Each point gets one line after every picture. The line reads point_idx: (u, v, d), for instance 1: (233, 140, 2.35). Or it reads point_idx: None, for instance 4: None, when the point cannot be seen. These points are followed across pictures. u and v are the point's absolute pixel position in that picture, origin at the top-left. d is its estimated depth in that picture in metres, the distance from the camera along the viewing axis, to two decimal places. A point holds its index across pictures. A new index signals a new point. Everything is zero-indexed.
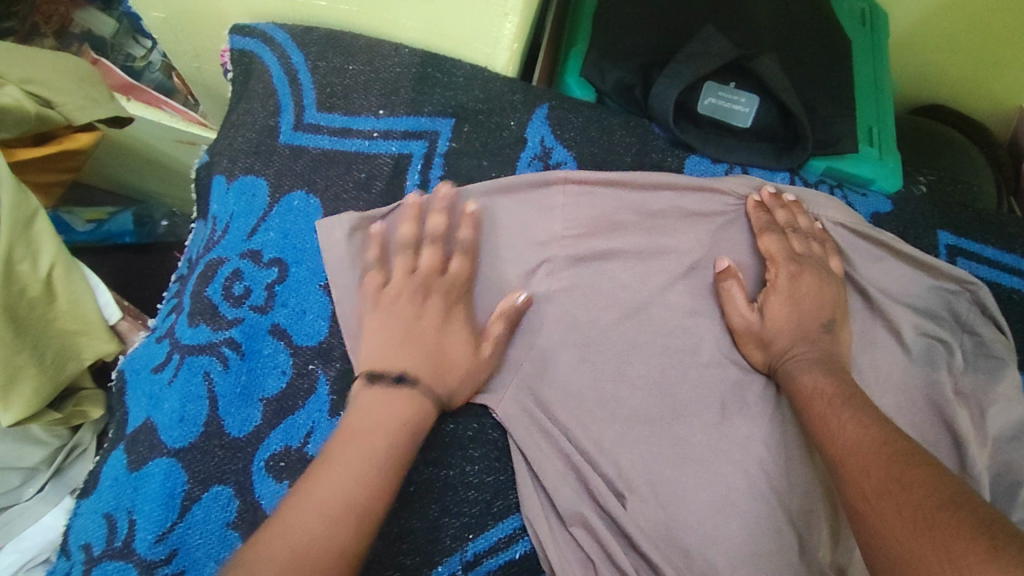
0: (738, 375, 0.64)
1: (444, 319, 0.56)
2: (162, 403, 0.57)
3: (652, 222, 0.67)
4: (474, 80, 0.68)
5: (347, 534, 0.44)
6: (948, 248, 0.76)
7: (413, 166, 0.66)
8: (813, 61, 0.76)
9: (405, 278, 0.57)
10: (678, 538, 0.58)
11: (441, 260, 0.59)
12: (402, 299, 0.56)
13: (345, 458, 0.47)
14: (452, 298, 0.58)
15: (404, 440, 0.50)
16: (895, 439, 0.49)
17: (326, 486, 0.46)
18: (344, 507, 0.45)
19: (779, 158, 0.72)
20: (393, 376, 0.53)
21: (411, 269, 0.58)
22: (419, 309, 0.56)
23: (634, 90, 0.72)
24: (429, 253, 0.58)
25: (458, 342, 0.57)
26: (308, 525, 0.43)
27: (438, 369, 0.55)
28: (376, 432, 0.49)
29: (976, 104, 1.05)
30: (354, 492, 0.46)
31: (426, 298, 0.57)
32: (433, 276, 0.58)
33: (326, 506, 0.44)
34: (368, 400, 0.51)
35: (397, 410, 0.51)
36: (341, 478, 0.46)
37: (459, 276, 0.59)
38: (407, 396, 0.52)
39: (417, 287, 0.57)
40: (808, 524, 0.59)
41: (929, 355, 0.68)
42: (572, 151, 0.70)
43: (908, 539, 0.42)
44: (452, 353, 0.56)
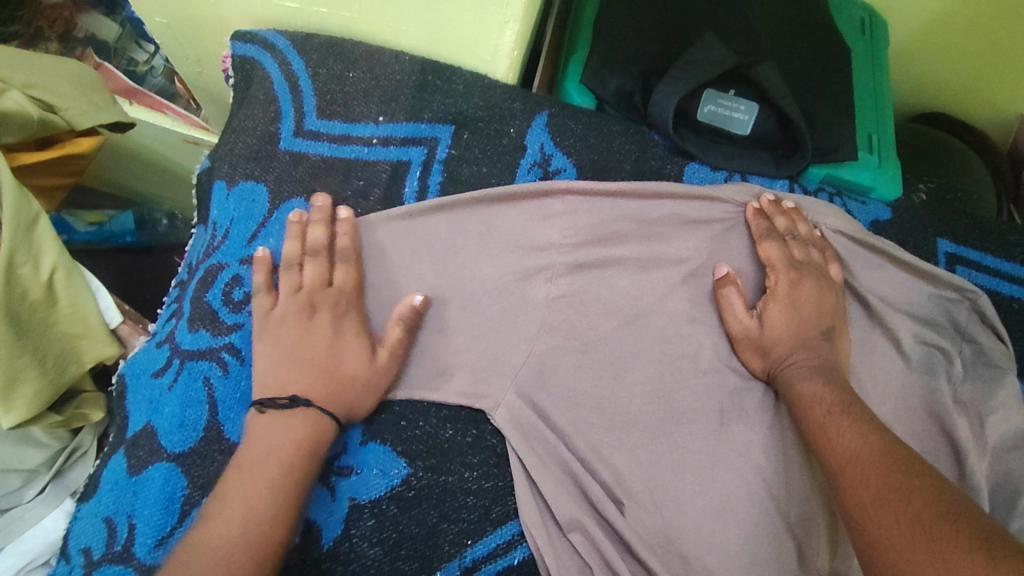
0: (737, 382, 0.64)
1: (335, 336, 0.57)
2: (162, 408, 0.57)
3: (651, 230, 0.67)
4: (474, 88, 0.68)
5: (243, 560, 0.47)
6: (948, 256, 0.76)
7: (412, 172, 0.67)
8: (812, 69, 0.77)
9: (291, 297, 0.58)
10: (676, 544, 0.58)
11: (325, 274, 0.60)
12: (289, 321, 0.57)
13: (240, 488, 0.50)
14: (342, 307, 0.59)
15: (297, 455, 0.53)
16: (894, 449, 0.49)
17: (224, 520, 0.49)
18: (243, 534, 0.48)
19: (779, 166, 0.72)
20: (285, 400, 0.54)
21: (296, 287, 0.59)
22: (306, 328, 0.57)
23: (634, 97, 0.72)
24: (316, 268, 0.59)
25: (351, 354, 0.57)
26: (208, 556, 0.47)
27: (333, 384, 0.56)
28: (270, 459, 0.52)
29: (976, 112, 1.05)
30: (255, 522, 0.49)
31: (313, 314, 0.58)
32: (318, 291, 0.59)
33: (223, 540, 0.48)
34: (263, 426, 0.54)
35: (292, 433, 0.53)
36: (236, 510, 0.49)
37: (344, 287, 0.60)
38: (302, 416, 0.54)
39: (301, 306, 0.58)
40: (806, 530, 0.60)
41: (928, 362, 0.68)
42: (572, 158, 0.70)
43: (906, 550, 0.42)
44: (342, 367, 0.57)
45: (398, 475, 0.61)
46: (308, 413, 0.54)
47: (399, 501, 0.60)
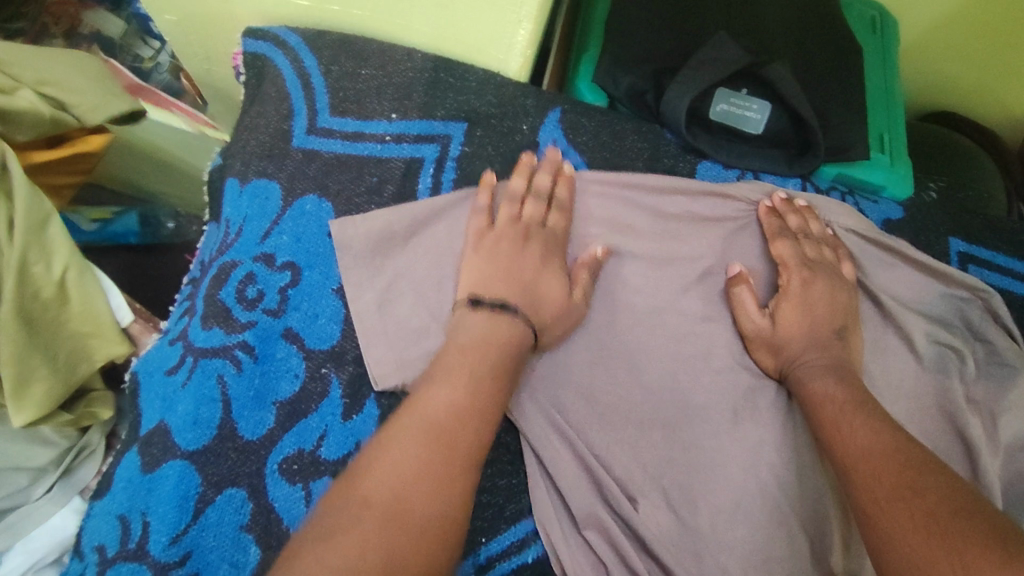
0: (750, 380, 0.64)
1: (544, 268, 0.59)
2: (176, 406, 0.57)
3: (665, 228, 0.67)
4: (487, 85, 0.68)
5: (470, 425, 0.48)
6: (960, 255, 0.76)
7: (425, 170, 0.66)
8: (823, 67, 0.76)
9: (510, 224, 0.60)
10: (690, 542, 0.58)
11: (542, 213, 0.62)
12: (504, 242, 0.59)
13: (463, 363, 0.52)
14: (550, 247, 0.61)
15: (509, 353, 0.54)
16: (908, 448, 0.49)
17: (447, 386, 0.50)
18: (467, 401, 0.49)
19: (791, 165, 0.72)
20: (496, 302, 0.56)
21: (515, 216, 0.61)
22: (521, 251, 0.59)
23: (646, 96, 0.72)
24: (538, 207, 0.62)
25: (553, 285, 0.59)
26: (434, 416, 0.48)
27: (535, 304, 0.57)
28: (485, 342, 0.54)
29: (985, 109, 1.05)
30: (477, 397, 0.50)
31: (527, 241, 0.59)
32: (534, 224, 0.61)
33: (448, 403, 0.49)
34: (473, 321, 0.55)
35: (498, 330, 0.55)
36: (458, 378, 0.50)
37: (556, 229, 0.62)
38: (509, 319, 0.55)
39: (519, 232, 0.60)
40: (821, 530, 0.59)
41: (941, 361, 0.68)
42: (584, 155, 0.70)
43: (919, 543, 0.42)
44: (545, 296, 0.58)
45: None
46: (513, 319, 0.55)
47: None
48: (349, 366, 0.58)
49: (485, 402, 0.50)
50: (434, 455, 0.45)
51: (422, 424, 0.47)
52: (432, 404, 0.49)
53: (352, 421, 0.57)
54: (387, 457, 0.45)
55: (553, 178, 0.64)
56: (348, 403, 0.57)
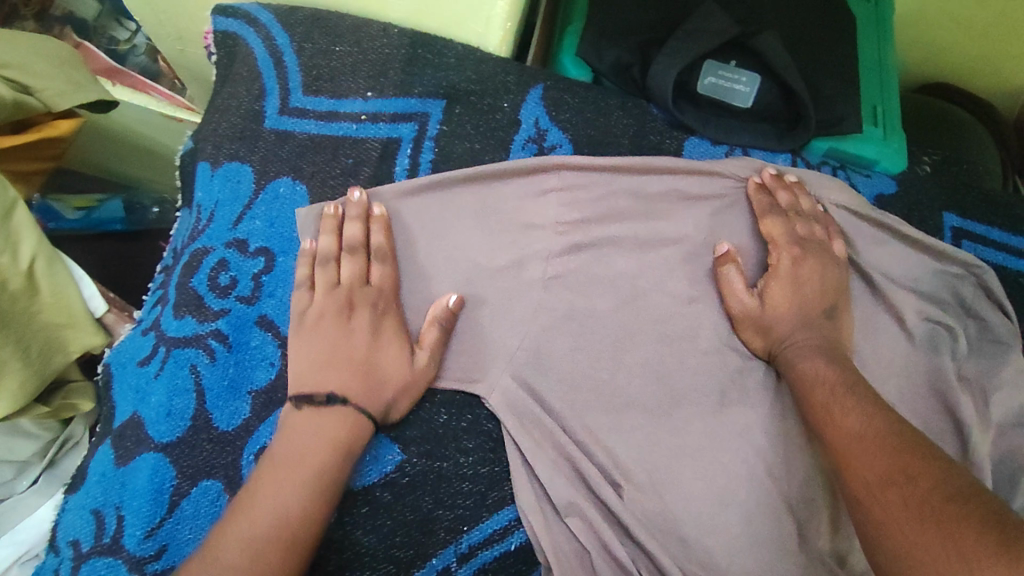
0: (739, 362, 0.63)
1: (374, 342, 0.55)
2: (149, 398, 0.56)
3: (650, 208, 0.65)
4: (466, 61, 0.66)
5: (282, 552, 0.47)
6: (954, 230, 0.74)
7: (403, 150, 0.64)
8: (815, 38, 0.74)
9: (329, 294, 0.56)
10: (676, 527, 0.57)
11: (362, 272, 0.58)
12: (328, 317, 0.55)
13: (286, 477, 0.49)
14: (381, 308, 0.57)
15: (334, 458, 0.51)
16: (901, 430, 0.48)
17: (262, 515, 0.47)
18: (280, 529, 0.47)
19: (781, 139, 0.70)
20: (322, 397, 0.52)
21: (333, 283, 0.57)
22: (348, 329, 0.55)
23: (632, 70, 0.70)
24: (351, 265, 0.57)
25: (391, 354, 0.55)
26: (230, 559, 0.45)
27: (374, 384, 0.54)
28: (313, 451, 0.51)
29: (984, 82, 1.02)
30: (283, 524, 0.47)
31: (352, 313, 0.55)
32: (355, 288, 0.56)
33: (261, 535, 0.47)
34: (302, 422, 0.52)
35: (323, 434, 0.51)
36: (277, 502, 0.48)
37: (382, 287, 0.58)
38: (343, 416, 0.52)
39: (340, 303, 0.56)
40: (808, 512, 0.59)
41: (931, 339, 0.67)
42: (568, 133, 0.68)
43: (914, 532, 0.41)
44: (384, 368, 0.55)
45: (392, 462, 0.59)
46: (341, 412, 0.52)
47: (392, 487, 0.59)
48: None
49: (303, 519, 0.48)
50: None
51: (223, 561, 0.45)
52: (240, 532, 0.47)
53: None
54: None
55: (363, 226, 0.58)
56: None
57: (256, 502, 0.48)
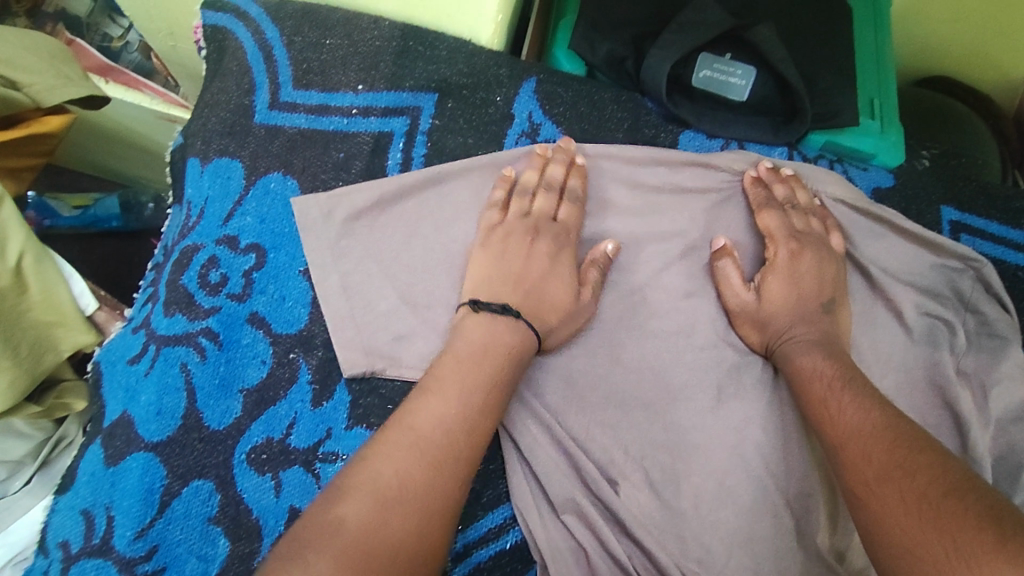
0: (736, 357, 0.62)
1: (552, 263, 0.56)
2: (139, 397, 0.55)
3: (645, 202, 0.65)
4: (458, 54, 0.65)
5: (461, 441, 0.46)
6: (952, 224, 0.73)
7: (394, 144, 0.63)
8: (811, 30, 0.73)
9: (518, 219, 0.58)
10: (672, 524, 0.57)
11: (552, 206, 0.59)
12: (513, 239, 0.57)
13: (460, 377, 0.49)
14: (561, 240, 0.58)
15: (512, 363, 0.51)
16: (898, 423, 0.48)
17: (440, 400, 0.47)
18: (457, 419, 0.47)
19: (777, 132, 0.69)
20: (498, 305, 0.53)
21: (524, 211, 0.58)
22: (530, 249, 0.56)
23: (626, 63, 0.69)
24: (549, 199, 0.59)
25: (561, 280, 0.56)
26: (426, 428, 0.46)
27: (539, 308, 0.55)
28: (479, 357, 0.50)
29: (983, 75, 1.02)
30: (472, 408, 0.48)
31: (536, 239, 0.57)
32: (545, 219, 0.58)
33: (441, 417, 0.46)
34: (473, 326, 0.52)
35: (498, 334, 0.52)
36: (455, 393, 0.48)
37: (568, 223, 0.59)
38: (510, 322, 0.53)
39: (528, 227, 0.57)
40: (806, 508, 0.58)
41: (931, 333, 0.66)
42: (562, 127, 0.67)
43: (912, 527, 0.40)
44: (553, 294, 0.56)
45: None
46: (514, 322, 0.53)
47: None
48: (318, 350, 0.56)
49: (475, 417, 0.48)
50: (418, 469, 0.44)
51: (420, 428, 0.45)
52: (421, 413, 0.47)
53: (321, 408, 0.55)
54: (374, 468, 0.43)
55: (566, 168, 0.60)
56: (319, 390, 0.55)
57: (445, 382, 0.49)
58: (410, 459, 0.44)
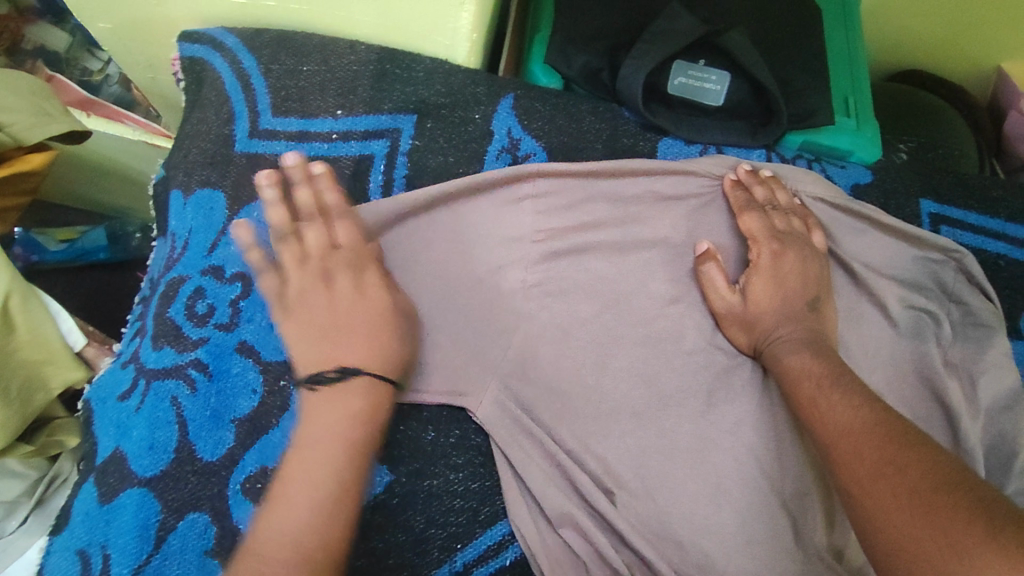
0: (725, 360, 0.63)
1: (359, 294, 0.53)
2: (131, 432, 0.54)
3: (628, 211, 0.66)
4: (435, 75, 0.66)
5: (316, 550, 0.43)
6: (931, 216, 0.73)
7: (376, 167, 0.64)
8: (782, 35, 0.74)
9: (299, 267, 0.54)
10: (671, 530, 0.57)
11: (327, 235, 0.55)
12: (309, 290, 0.53)
13: (301, 469, 0.46)
14: (356, 265, 0.54)
15: (355, 430, 0.47)
16: (888, 419, 0.48)
17: (289, 511, 0.44)
18: (307, 528, 0.44)
19: (754, 135, 0.70)
20: (332, 373, 0.49)
21: (299, 254, 0.54)
22: (331, 292, 0.52)
23: (601, 74, 0.70)
24: (316, 232, 0.54)
25: (377, 304, 0.53)
26: (277, 549, 0.42)
27: (379, 348, 0.51)
28: (326, 441, 0.47)
29: (954, 65, 1.05)
30: (324, 504, 0.45)
31: (333, 276, 0.52)
32: (326, 254, 0.53)
33: (290, 534, 0.43)
34: (312, 407, 0.48)
35: (336, 402, 0.48)
36: (298, 497, 0.44)
37: (352, 244, 0.55)
38: (347, 387, 0.48)
39: (317, 272, 0.53)
40: (802, 507, 0.58)
41: (915, 326, 0.67)
42: (541, 141, 0.68)
43: (905, 524, 0.40)
44: (370, 318, 0.52)
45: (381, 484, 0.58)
46: (354, 381, 0.49)
47: (381, 510, 0.59)
48: None
49: (330, 520, 0.44)
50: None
51: (266, 555, 0.42)
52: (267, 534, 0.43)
53: None
54: None
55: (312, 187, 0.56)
56: None
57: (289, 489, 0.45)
58: None
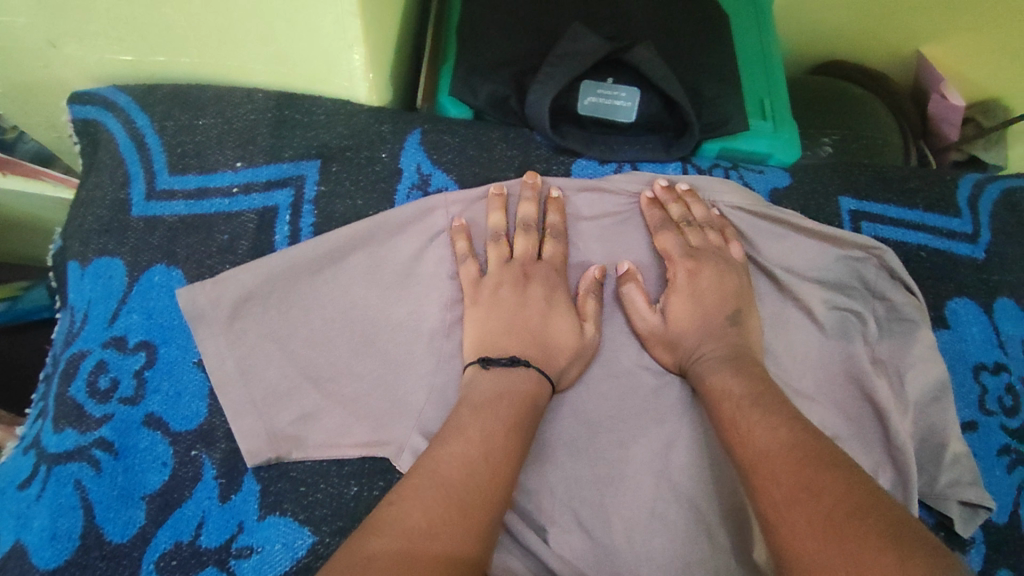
0: (653, 381, 0.63)
1: (548, 305, 0.61)
2: (31, 522, 0.53)
3: (551, 231, 0.63)
4: (336, 117, 0.64)
5: (484, 484, 0.50)
6: (851, 214, 0.72)
7: (281, 218, 0.62)
8: (688, 48, 0.73)
9: (502, 266, 0.62)
10: (608, 562, 0.57)
11: (534, 247, 0.63)
12: (504, 289, 0.60)
13: (479, 418, 0.54)
14: (552, 282, 0.62)
15: (531, 403, 0.56)
16: (803, 442, 0.48)
17: (465, 443, 0.52)
18: (480, 460, 0.51)
19: (669, 149, 0.69)
20: (506, 358, 0.57)
21: (507, 257, 0.62)
22: (523, 297, 0.60)
23: (509, 101, 0.67)
24: (523, 242, 0.63)
25: (563, 320, 0.60)
26: (452, 468, 0.50)
27: (546, 347, 0.59)
28: (501, 398, 0.55)
29: (875, 54, 1.06)
30: (495, 446, 0.52)
31: (528, 284, 0.61)
32: (530, 263, 0.62)
33: (464, 460, 0.50)
34: (487, 381, 0.56)
35: (512, 383, 0.56)
36: (476, 434, 0.52)
37: (554, 260, 0.63)
38: (522, 373, 0.57)
39: (516, 276, 0.61)
40: (739, 526, 0.58)
41: (842, 326, 0.67)
42: (452, 174, 0.66)
43: (818, 551, 0.40)
44: (556, 339, 0.60)
45: (303, 546, 0.54)
46: (525, 371, 0.57)
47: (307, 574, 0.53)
48: (221, 443, 0.56)
49: (498, 465, 0.51)
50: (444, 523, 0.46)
51: (445, 469, 0.49)
52: (445, 457, 0.50)
53: (230, 502, 0.54)
54: (402, 501, 0.47)
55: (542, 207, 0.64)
56: (225, 484, 0.55)
57: (465, 422, 0.53)
58: (440, 494, 0.47)
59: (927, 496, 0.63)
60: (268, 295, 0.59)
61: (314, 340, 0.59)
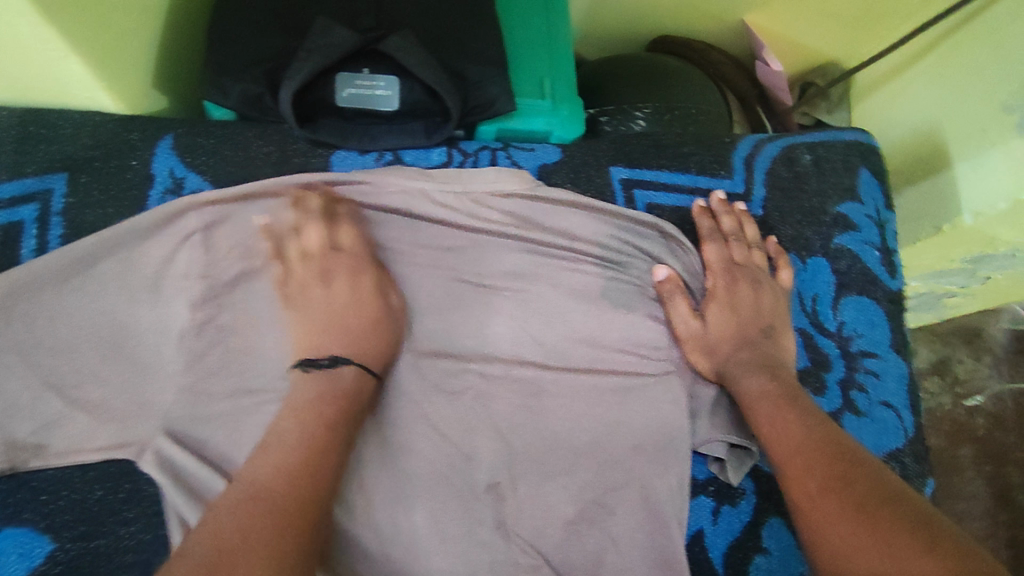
0: (410, 360, 0.64)
1: (349, 299, 0.61)
2: None
3: (309, 215, 0.63)
4: (82, 129, 0.65)
5: (306, 488, 0.48)
6: (622, 182, 0.73)
7: (27, 231, 0.63)
8: (451, 34, 0.72)
9: (306, 264, 0.62)
10: (361, 544, 0.58)
11: (299, 239, 0.62)
12: (312, 290, 0.61)
13: (299, 424, 0.52)
14: (329, 271, 0.62)
15: (347, 401, 0.55)
16: (834, 436, 0.55)
17: (281, 450, 0.50)
18: (299, 464, 0.49)
19: (428, 135, 0.70)
20: (326, 360, 0.57)
21: (304, 252, 0.62)
22: (327, 296, 0.61)
23: (263, 99, 0.68)
24: (305, 237, 0.62)
25: (364, 313, 0.61)
26: (270, 477, 0.48)
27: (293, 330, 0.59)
28: (326, 403, 0.54)
29: (702, 25, 1.08)
30: (315, 452, 0.51)
31: (330, 282, 0.61)
32: (327, 255, 0.62)
33: (282, 467, 0.49)
34: (305, 383, 0.56)
35: (332, 383, 0.56)
36: (292, 441, 0.51)
37: (320, 247, 0.62)
38: (336, 372, 0.57)
39: (317, 271, 0.62)
40: (497, 498, 0.61)
41: (616, 296, 0.67)
42: (206, 175, 0.67)
43: (854, 540, 0.46)
44: (298, 312, 0.60)
45: (41, 554, 0.55)
46: (345, 369, 0.57)
47: None
48: None
49: (320, 467, 0.50)
50: (272, 527, 0.45)
51: (259, 480, 0.48)
52: (268, 469, 0.49)
53: None
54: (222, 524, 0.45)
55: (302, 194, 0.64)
56: None
57: (286, 428, 0.52)
58: (260, 509, 0.46)
59: (697, 445, 0.65)
60: (9, 308, 0.59)
61: (59, 350, 0.60)
